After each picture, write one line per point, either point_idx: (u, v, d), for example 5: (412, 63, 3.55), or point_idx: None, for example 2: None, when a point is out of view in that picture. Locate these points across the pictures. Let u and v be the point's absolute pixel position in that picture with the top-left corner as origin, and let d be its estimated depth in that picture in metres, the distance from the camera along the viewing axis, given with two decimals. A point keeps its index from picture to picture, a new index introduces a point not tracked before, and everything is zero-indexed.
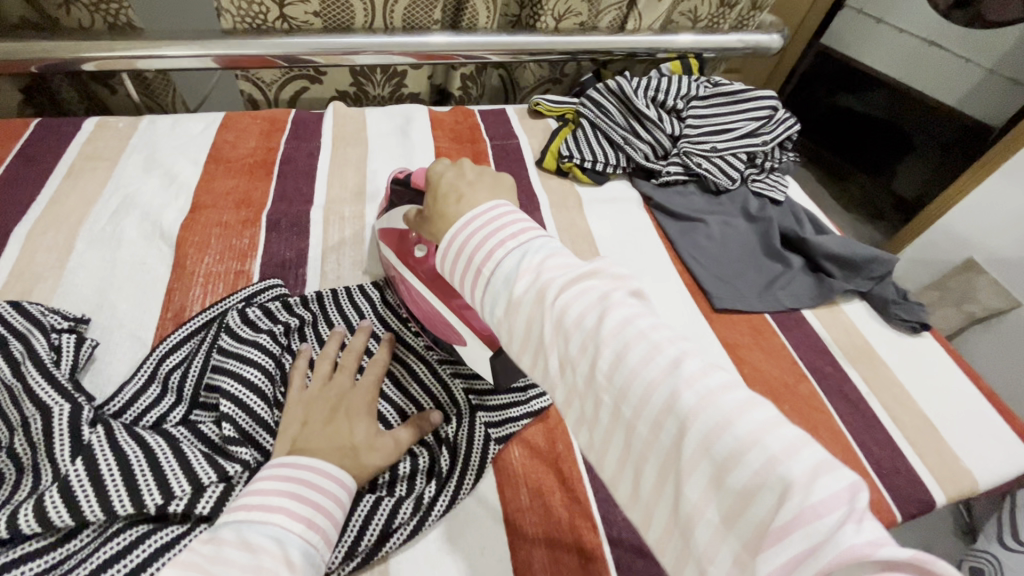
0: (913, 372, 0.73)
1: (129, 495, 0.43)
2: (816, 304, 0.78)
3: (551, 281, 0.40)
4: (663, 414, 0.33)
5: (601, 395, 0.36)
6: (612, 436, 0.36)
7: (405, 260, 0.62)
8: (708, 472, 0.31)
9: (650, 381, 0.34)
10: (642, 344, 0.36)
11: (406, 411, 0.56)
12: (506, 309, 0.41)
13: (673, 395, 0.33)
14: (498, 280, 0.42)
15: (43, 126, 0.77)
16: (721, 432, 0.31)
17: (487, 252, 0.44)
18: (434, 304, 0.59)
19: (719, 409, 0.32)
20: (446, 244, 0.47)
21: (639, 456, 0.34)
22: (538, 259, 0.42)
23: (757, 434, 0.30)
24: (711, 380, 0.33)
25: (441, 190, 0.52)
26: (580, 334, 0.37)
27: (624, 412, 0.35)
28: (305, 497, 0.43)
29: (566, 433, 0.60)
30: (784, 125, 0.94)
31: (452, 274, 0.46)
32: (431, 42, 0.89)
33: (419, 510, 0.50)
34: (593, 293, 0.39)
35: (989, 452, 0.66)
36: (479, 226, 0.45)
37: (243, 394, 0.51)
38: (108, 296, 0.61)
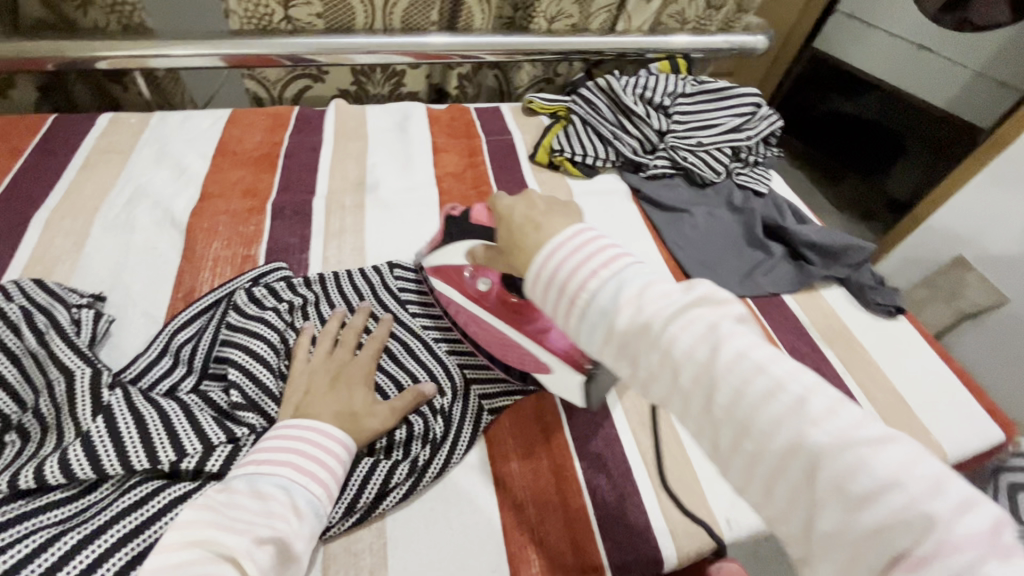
0: (888, 353, 0.76)
1: (145, 451, 0.46)
2: (796, 289, 0.82)
3: (656, 313, 0.37)
4: (790, 450, 0.33)
5: (718, 426, 0.35)
6: (730, 464, 0.35)
7: (467, 297, 0.60)
8: (842, 507, 0.31)
9: (774, 418, 0.33)
10: (762, 377, 0.34)
11: (403, 383, 0.60)
12: (607, 339, 0.39)
13: (802, 434, 0.33)
14: (596, 312, 0.39)
15: (59, 121, 0.82)
16: (856, 471, 0.31)
17: (581, 282, 0.40)
18: (509, 338, 0.58)
19: (852, 447, 0.31)
20: (533, 275, 0.42)
21: (762, 485, 0.34)
22: (640, 289, 0.38)
23: (897, 472, 0.30)
24: (839, 417, 0.33)
25: (514, 226, 0.46)
26: (691, 366, 0.36)
27: (745, 446, 0.34)
28: (310, 454, 0.46)
29: (554, 405, 0.63)
30: (768, 121, 0.97)
31: (542, 303, 0.42)
32: (428, 42, 0.93)
33: (414, 472, 0.53)
34: (703, 323, 0.37)
35: (958, 428, 0.69)
36: (568, 252, 0.41)
37: (251, 364, 0.55)
38: (123, 277, 0.65)
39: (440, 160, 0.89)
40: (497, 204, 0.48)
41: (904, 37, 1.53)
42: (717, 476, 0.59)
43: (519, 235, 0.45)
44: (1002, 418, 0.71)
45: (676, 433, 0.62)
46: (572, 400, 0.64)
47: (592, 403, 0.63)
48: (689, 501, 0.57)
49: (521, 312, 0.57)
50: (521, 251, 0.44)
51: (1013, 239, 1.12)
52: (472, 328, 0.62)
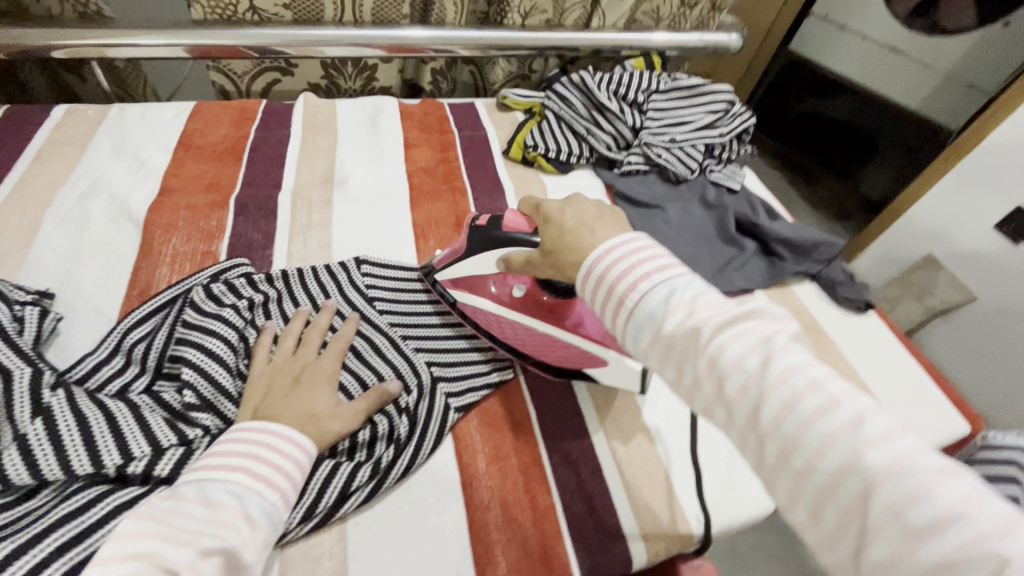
0: (857, 348, 0.77)
1: (88, 455, 0.44)
2: (769, 285, 0.82)
3: (706, 321, 0.38)
4: (842, 470, 0.32)
5: (766, 439, 0.35)
6: (777, 480, 0.35)
7: (498, 304, 0.62)
8: (899, 536, 0.29)
9: (827, 435, 0.33)
10: (816, 392, 0.34)
11: (368, 382, 0.58)
12: (656, 341, 0.40)
13: (856, 455, 0.31)
14: (644, 313, 0.41)
15: (11, 112, 0.78)
16: (916, 499, 0.29)
17: (631, 282, 0.42)
18: (550, 335, 0.60)
19: (912, 472, 0.30)
20: (585, 273, 0.45)
21: (810, 504, 0.33)
22: (691, 296, 0.40)
23: (960, 505, 0.29)
24: (898, 442, 0.32)
25: (564, 230, 0.49)
26: (740, 376, 0.36)
27: (794, 462, 0.33)
28: (266, 459, 0.44)
29: (524, 403, 0.62)
30: (740, 119, 0.98)
31: (594, 303, 0.45)
32: (400, 35, 0.91)
33: (377, 474, 0.52)
34: (755, 336, 0.37)
35: (925, 421, 0.70)
36: (623, 256, 0.44)
37: (206, 363, 0.53)
38: (74, 273, 0.62)
39: (412, 155, 0.87)
40: (546, 210, 0.52)
41: (873, 39, 1.59)
42: (688, 471, 0.58)
43: (569, 238, 0.48)
44: (968, 411, 0.72)
45: (647, 430, 0.61)
46: (543, 398, 0.63)
47: (562, 401, 0.63)
48: (659, 498, 0.56)
49: (556, 310, 0.61)
50: (572, 253, 0.47)
51: (983, 237, 1.14)
52: (505, 335, 0.63)
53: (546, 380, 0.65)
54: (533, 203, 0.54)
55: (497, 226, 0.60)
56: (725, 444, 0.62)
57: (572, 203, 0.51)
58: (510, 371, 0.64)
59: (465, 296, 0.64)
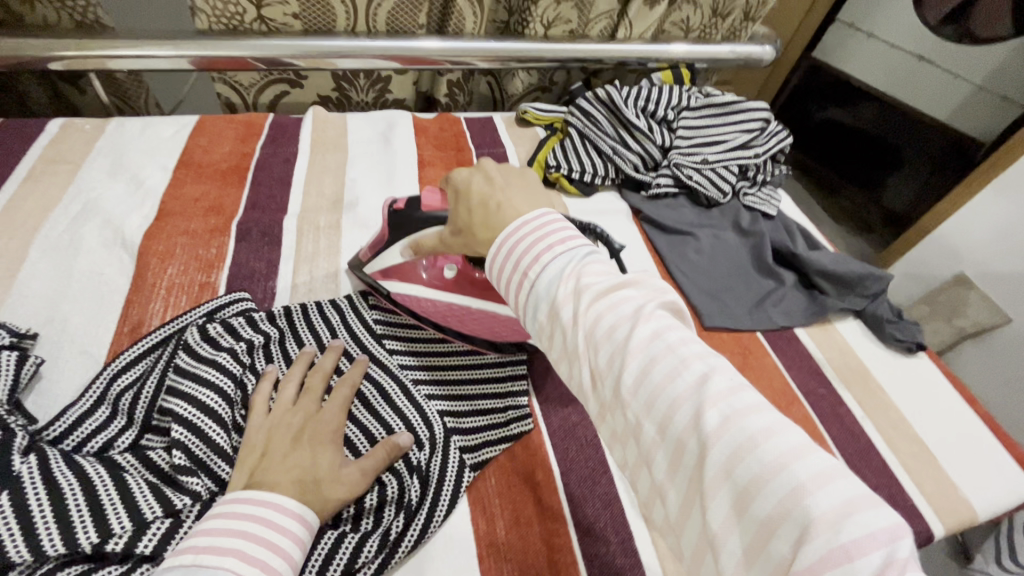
0: (907, 393, 0.70)
1: (61, 533, 0.39)
2: (810, 321, 0.76)
3: (588, 289, 0.38)
4: (686, 430, 0.31)
5: (626, 408, 0.34)
6: (637, 451, 0.34)
7: (435, 290, 0.60)
8: (730, 493, 0.29)
9: (674, 399, 0.32)
10: (670, 357, 0.34)
11: (376, 435, 0.53)
12: (546, 313, 0.39)
13: (697, 415, 0.31)
14: (540, 286, 0.40)
15: (5, 127, 0.74)
16: (745, 454, 0.29)
17: (534, 256, 0.41)
18: (485, 311, 0.59)
19: (743, 427, 0.30)
20: (494, 252, 0.44)
21: (661, 474, 0.32)
22: (579, 266, 0.40)
23: (785, 458, 0.29)
24: (736, 400, 0.32)
25: (472, 201, 0.48)
26: (608, 345, 0.35)
27: (648, 429, 0.33)
28: (261, 539, 0.38)
29: (546, 459, 0.57)
30: (777, 138, 0.92)
31: (499, 281, 0.44)
32: (416, 46, 0.86)
33: (386, 546, 0.46)
34: (627, 305, 0.37)
35: (985, 480, 0.63)
36: (530, 231, 0.43)
37: (198, 418, 0.47)
38: (61, 308, 0.57)
39: (426, 174, 0.82)
40: (453, 180, 0.50)
41: (903, 48, 1.49)
42: None
43: (476, 212, 0.47)
44: None
45: None
46: (566, 452, 0.57)
47: (589, 458, 0.57)
48: None
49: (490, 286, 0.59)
50: (481, 228, 0.46)
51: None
52: (445, 320, 0.61)
53: (570, 431, 0.59)
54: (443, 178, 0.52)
55: (414, 208, 0.56)
56: None
57: (479, 171, 0.50)
58: (530, 421, 0.59)
59: (396, 285, 0.61)
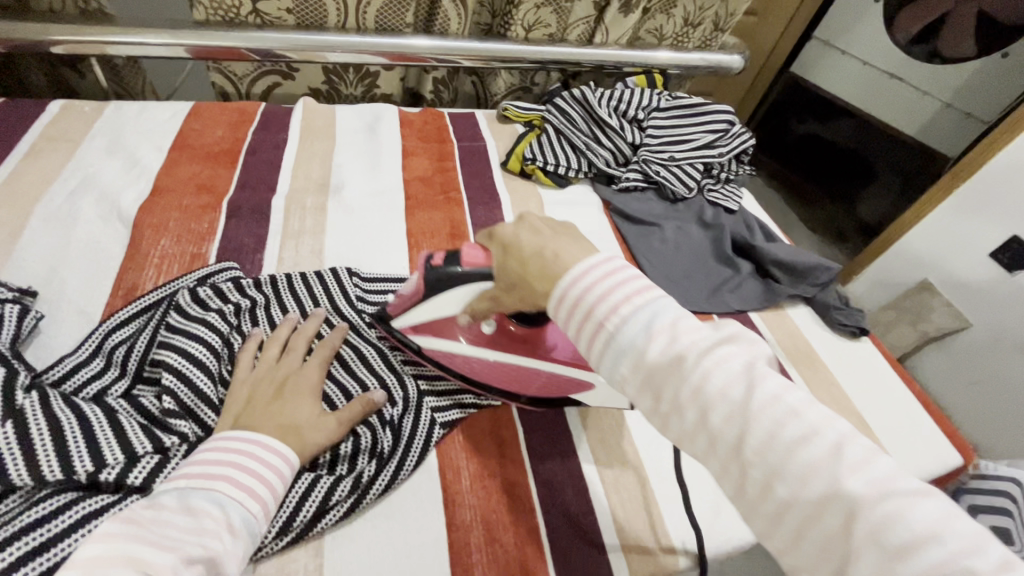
0: (850, 374, 0.76)
1: (59, 461, 0.42)
2: (763, 307, 0.82)
3: (691, 345, 0.35)
4: (824, 497, 0.29)
5: (747, 469, 0.32)
6: (758, 512, 0.32)
7: (471, 345, 0.60)
8: (879, 561, 0.27)
9: (808, 465, 0.30)
10: (796, 419, 0.31)
11: (353, 392, 0.57)
12: (636, 367, 0.36)
13: (835, 481, 0.29)
14: (624, 338, 0.36)
15: (7, 106, 0.77)
16: (892, 524, 0.27)
17: (611, 306, 0.38)
18: (524, 367, 0.59)
19: (890, 496, 0.28)
20: (557, 297, 0.40)
21: (791, 538, 0.31)
22: (670, 317, 0.36)
23: (937, 527, 0.27)
24: (874, 466, 0.30)
25: (524, 254, 0.44)
26: (723, 405, 0.33)
27: (776, 493, 0.31)
28: (248, 468, 0.42)
29: (511, 422, 0.61)
30: (739, 139, 0.98)
31: (567, 327, 0.40)
32: (403, 43, 0.91)
33: (358, 488, 0.50)
34: (735, 363, 0.34)
35: (915, 451, 0.69)
36: (601, 276, 0.39)
37: (187, 368, 0.52)
38: (59, 271, 0.61)
39: (410, 163, 0.87)
40: (499, 235, 0.47)
41: (875, 65, 1.54)
42: (674, 495, 0.57)
43: (531, 265, 0.43)
44: (961, 442, 0.71)
45: (637, 459, 0.60)
46: (529, 416, 0.62)
47: (551, 422, 0.62)
48: (645, 522, 0.55)
49: (528, 339, 0.59)
50: (539, 280, 0.42)
51: (974, 264, 1.14)
52: (480, 374, 0.60)
53: None
54: (484, 232, 0.49)
55: (453, 262, 0.53)
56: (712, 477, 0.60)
57: (524, 223, 0.46)
58: None
59: (429, 341, 0.60)
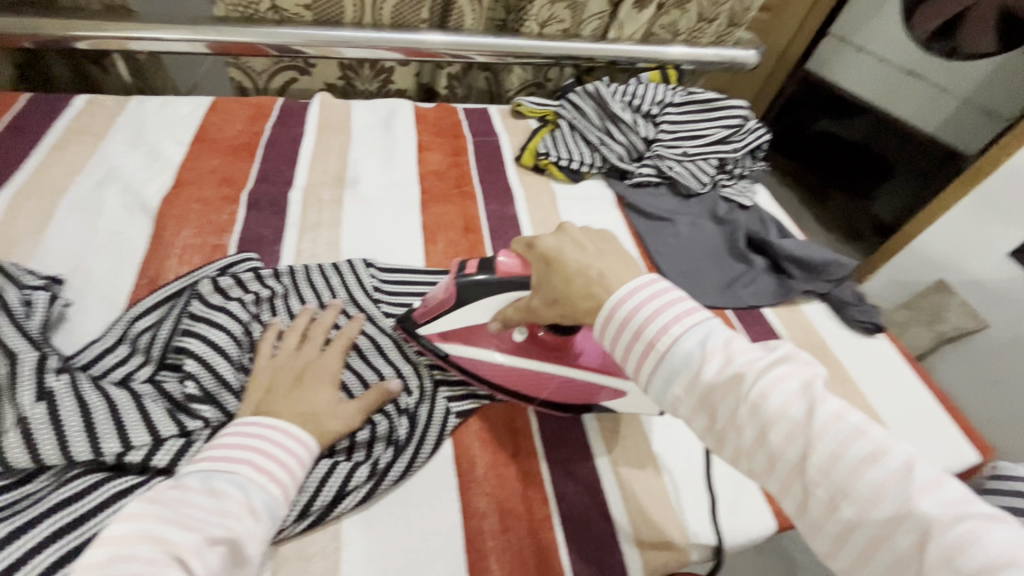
0: (865, 371, 0.76)
1: (88, 442, 0.44)
2: (777, 302, 0.82)
3: (747, 365, 0.36)
4: (893, 517, 0.31)
5: (812, 488, 0.33)
6: (822, 530, 0.33)
7: (503, 353, 0.59)
8: None
9: (875, 484, 0.31)
10: (861, 439, 0.33)
11: (369, 380, 0.58)
12: (691, 387, 0.38)
13: (904, 502, 0.30)
14: (678, 358, 0.38)
15: (33, 100, 0.79)
16: (968, 546, 0.28)
17: (661, 327, 0.39)
18: (555, 376, 0.59)
19: (966, 518, 0.29)
20: (604, 316, 0.42)
21: (860, 557, 0.32)
22: (721, 339, 0.38)
23: (1017, 550, 0.27)
24: (944, 487, 0.31)
25: (567, 270, 0.45)
26: (784, 425, 0.34)
27: (843, 512, 0.32)
28: (269, 453, 0.43)
29: (525, 412, 0.62)
30: (754, 135, 0.97)
31: (615, 347, 0.42)
32: (417, 39, 0.92)
33: (375, 475, 0.51)
34: (795, 383, 0.35)
35: (931, 448, 0.69)
36: (647, 297, 0.41)
37: (209, 355, 0.53)
38: (85, 260, 0.62)
39: (424, 158, 0.87)
40: (541, 248, 0.48)
41: (892, 62, 1.55)
42: (687, 487, 0.58)
43: (576, 283, 0.44)
44: (978, 441, 0.71)
45: (650, 451, 0.60)
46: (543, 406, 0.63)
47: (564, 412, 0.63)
48: (658, 513, 0.56)
49: (559, 347, 0.59)
50: (585, 300, 0.44)
51: (992, 263, 1.12)
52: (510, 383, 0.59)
53: None
54: (524, 241, 0.50)
55: (488, 271, 0.55)
56: (726, 470, 0.60)
57: (564, 236, 0.48)
58: None
59: (459, 349, 0.59)
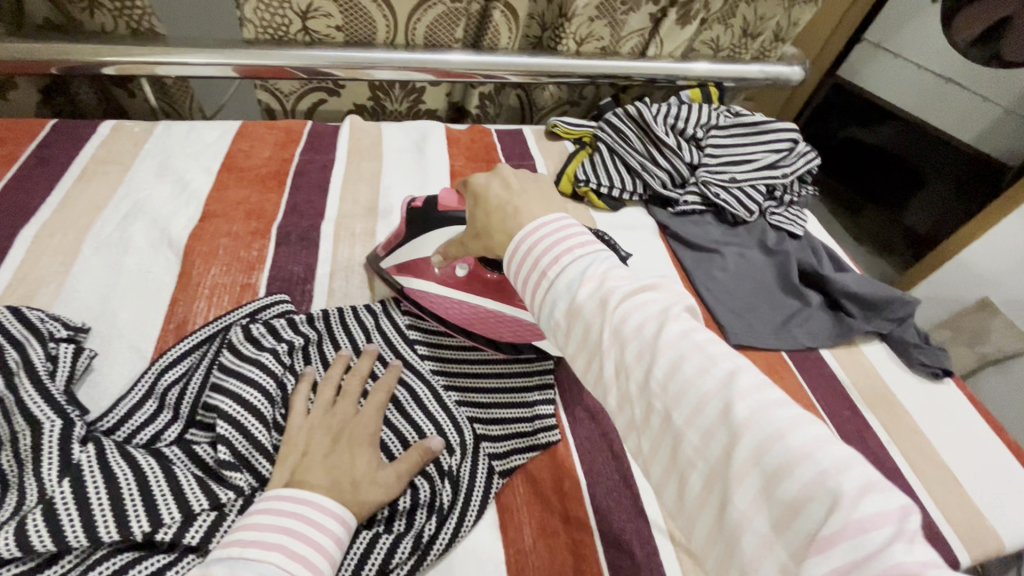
0: (933, 419, 0.70)
1: (116, 522, 0.40)
2: (836, 343, 0.76)
3: (613, 289, 0.37)
4: (715, 423, 0.31)
5: (653, 402, 0.34)
6: (657, 443, 0.33)
7: (448, 287, 0.63)
8: (759, 478, 0.29)
9: (703, 393, 0.32)
10: (698, 354, 0.34)
11: (409, 438, 0.54)
12: (565, 312, 0.39)
13: (726, 407, 0.31)
14: (560, 285, 0.40)
15: (58, 127, 0.77)
16: (772, 444, 0.29)
17: (553, 256, 0.41)
18: (499, 312, 0.61)
19: (773, 420, 0.30)
20: (512, 251, 0.44)
21: (682, 466, 0.32)
22: (602, 267, 0.40)
23: (810, 447, 0.29)
24: (764, 395, 0.31)
25: (489, 204, 0.49)
26: (636, 343, 0.35)
27: (674, 421, 0.33)
28: (303, 536, 0.39)
29: (575, 470, 0.57)
30: (805, 159, 0.91)
31: (516, 278, 0.44)
32: (449, 60, 0.88)
33: (418, 548, 0.48)
34: (653, 305, 0.36)
35: (1014, 511, 0.63)
36: (547, 232, 0.43)
37: (241, 415, 0.49)
38: (111, 303, 0.59)
39: (457, 185, 0.84)
40: (471, 185, 0.52)
41: (931, 69, 1.46)
42: None
43: (493, 213, 0.48)
44: None
45: None
46: (592, 463, 0.58)
47: (617, 472, 0.58)
48: None
49: (503, 286, 0.62)
50: (497, 226, 0.47)
51: None
52: (458, 318, 0.63)
53: (597, 443, 0.60)
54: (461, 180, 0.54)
55: (432, 207, 0.62)
56: None
57: (496, 176, 0.51)
58: (557, 432, 0.59)
59: (410, 281, 0.64)
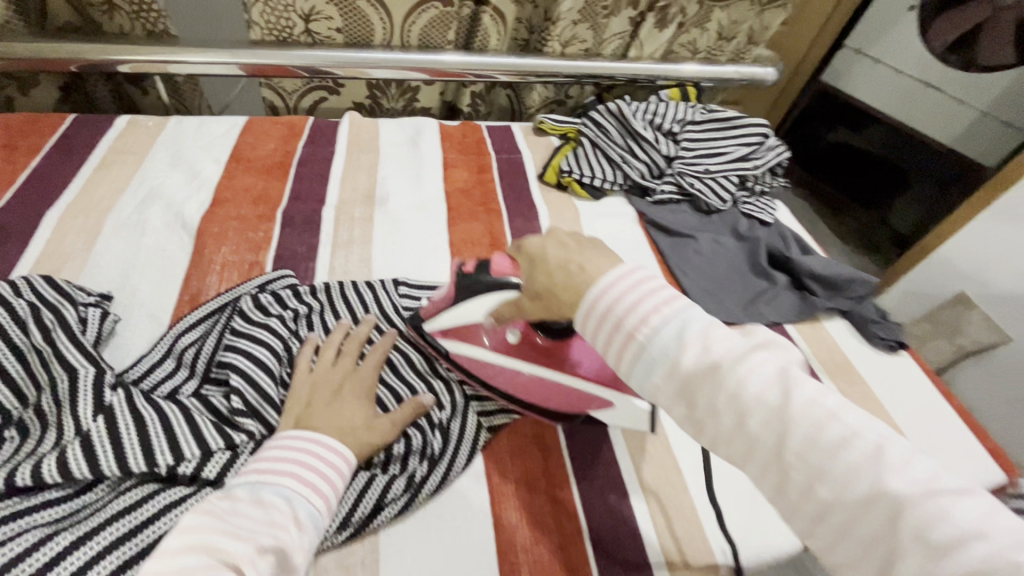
0: (887, 387, 0.76)
1: (144, 455, 0.46)
2: (800, 318, 0.82)
3: (724, 354, 0.36)
4: (869, 496, 0.30)
5: (789, 471, 0.32)
6: (800, 511, 0.32)
7: (498, 352, 0.60)
8: (922, 555, 0.28)
9: (849, 465, 0.31)
10: (834, 421, 0.32)
11: (402, 395, 0.60)
12: (669, 376, 0.37)
13: (879, 481, 0.30)
14: (655, 347, 0.38)
15: (78, 121, 0.83)
16: (937, 520, 0.28)
17: (640, 315, 0.39)
18: (554, 381, 0.59)
19: (934, 495, 0.29)
20: (586, 309, 0.41)
21: (833, 537, 0.31)
22: (700, 326, 0.37)
23: (979, 522, 0.28)
24: (915, 467, 0.30)
25: (550, 267, 0.45)
26: (762, 411, 0.33)
27: (819, 493, 0.31)
28: (311, 465, 0.45)
29: (553, 427, 0.63)
30: (775, 151, 0.98)
31: (594, 337, 0.41)
32: (442, 60, 0.94)
33: (411, 487, 0.53)
34: (770, 366, 0.35)
35: (955, 468, 0.68)
36: (625, 289, 0.40)
37: (252, 370, 0.55)
38: (131, 277, 0.65)
39: (450, 175, 0.90)
40: (527, 248, 0.48)
41: (909, 73, 1.51)
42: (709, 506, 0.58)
43: (558, 276, 0.45)
44: (1004, 460, 0.71)
45: (674, 467, 0.61)
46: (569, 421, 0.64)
47: (591, 429, 0.64)
48: (685, 530, 0.56)
49: (555, 351, 0.59)
50: (563, 291, 0.44)
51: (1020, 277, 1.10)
52: (511, 386, 0.60)
53: None
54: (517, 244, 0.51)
55: (482, 271, 0.58)
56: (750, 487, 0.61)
57: (553, 237, 0.48)
58: None
59: (457, 346, 0.61)
